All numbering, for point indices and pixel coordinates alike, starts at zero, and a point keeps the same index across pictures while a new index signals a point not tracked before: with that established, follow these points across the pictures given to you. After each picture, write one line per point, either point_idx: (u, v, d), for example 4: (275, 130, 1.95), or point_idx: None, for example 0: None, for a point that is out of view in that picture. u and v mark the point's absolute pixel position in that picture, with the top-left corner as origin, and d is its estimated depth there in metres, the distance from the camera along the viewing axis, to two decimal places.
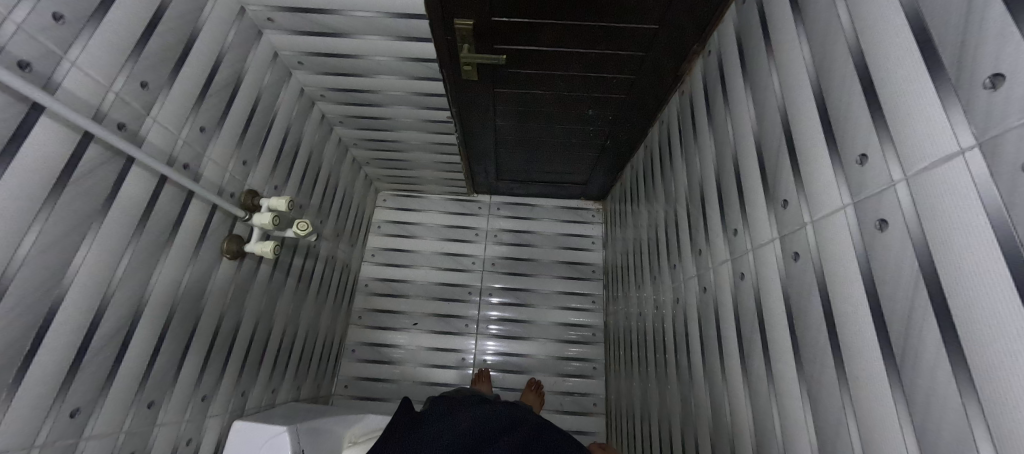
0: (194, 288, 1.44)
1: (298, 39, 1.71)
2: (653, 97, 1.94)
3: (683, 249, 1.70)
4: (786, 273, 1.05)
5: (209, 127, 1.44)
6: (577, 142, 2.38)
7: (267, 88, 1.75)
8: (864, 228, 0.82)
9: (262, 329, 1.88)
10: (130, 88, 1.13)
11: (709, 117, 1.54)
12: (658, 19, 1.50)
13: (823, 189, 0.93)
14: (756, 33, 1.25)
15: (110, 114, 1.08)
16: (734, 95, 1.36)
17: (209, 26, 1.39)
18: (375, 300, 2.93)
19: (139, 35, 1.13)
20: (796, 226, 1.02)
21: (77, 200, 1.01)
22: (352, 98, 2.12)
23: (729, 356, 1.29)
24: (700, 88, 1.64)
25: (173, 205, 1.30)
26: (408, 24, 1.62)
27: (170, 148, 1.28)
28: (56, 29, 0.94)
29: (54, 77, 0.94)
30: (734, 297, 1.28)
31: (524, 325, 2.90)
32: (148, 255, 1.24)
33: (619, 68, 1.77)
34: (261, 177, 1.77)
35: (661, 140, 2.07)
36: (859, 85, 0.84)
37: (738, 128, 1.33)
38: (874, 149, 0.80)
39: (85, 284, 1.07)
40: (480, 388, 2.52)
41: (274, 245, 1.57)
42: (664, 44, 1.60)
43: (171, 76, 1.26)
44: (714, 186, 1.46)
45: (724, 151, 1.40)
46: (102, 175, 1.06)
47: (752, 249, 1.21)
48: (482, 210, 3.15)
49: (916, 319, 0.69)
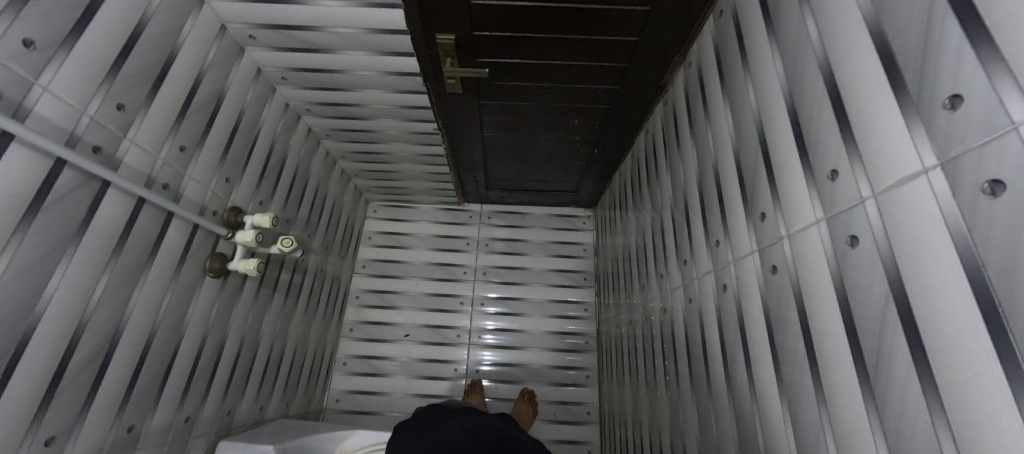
0: (175, 308, 1.42)
1: (281, 55, 1.71)
2: (638, 107, 1.95)
3: (669, 258, 1.70)
4: (765, 286, 1.05)
5: (190, 146, 1.43)
6: (565, 151, 2.39)
7: (250, 104, 1.74)
8: (837, 244, 0.82)
9: (248, 346, 1.86)
10: (105, 111, 1.12)
11: (691, 127, 1.55)
12: (637, 31, 1.51)
13: (798, 204, 0.94)
14: (733, 47, 1.26)
15: (84, 138, 1.07)
16: (714, 107, 1.38)
17: (188, 45, 1.38)
18: (366, 312, 2.91)
19: (115, 57, 1.13)
20: (774, 239, 1.02)
21: (50, 226, 1.00)
22: (338, 111, 2.12)
23: (714, 368, 1.28)
24: (682, 98, 1.65)
25: (152, 226, 1.28)
26: (390, 39, 1.63)
27: (149, 168, 1.27)
28: (28, 55, 0.93)
29: (25, 104, 0.93)
30: (717, 308, 1.28)
31: (517, 334, 2.89)
32: (127, 278, 1.23)
33: (602, 80, 1.78)
34: (246, 193, 1.76)
35: (647, 149, 2.08)
36: (829, 101, 0.85)
37: (718, 140, 1.34)
38: (844, 166, 0.80)
39: (60, 310, 1.05)
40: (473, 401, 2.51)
41: (258, 263, 1.56)
42: (646, 56, 1.62)
43: (149, 97, 1.26)
44: (697, 196, 1.47)
45: (706, 162, 1.41)
46: (77, 199, 1.05)
47: (733, 261, 1.21)
48: (473, 219, 3.15)
49: (888, 337, 0.69)
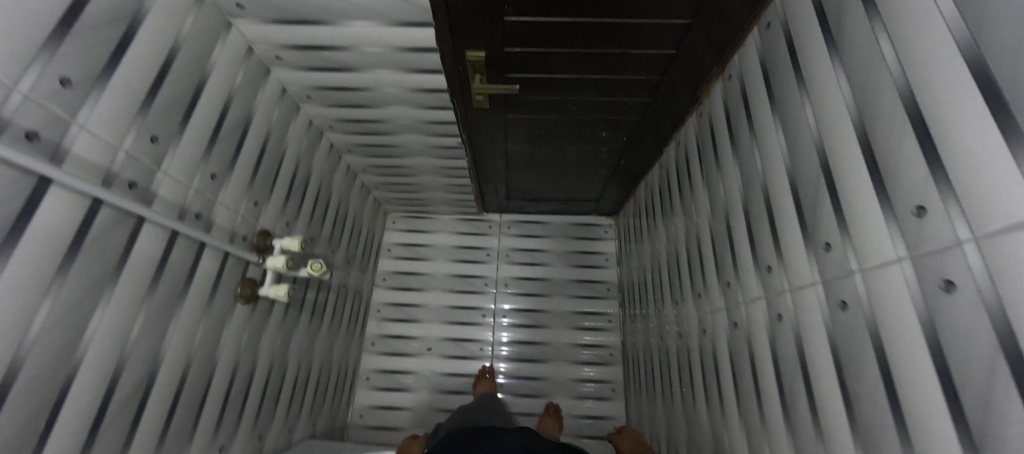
0: (208, 339, 1.39)
1: (306, 75, 1.66)
2: (669, 118, 1.89)
3: (709, 278, 1.64)
4: (832, 321, 0.99)
5: (220, 174, 1.40)
6: (591, 162, 2.34)
7: (275, 125, 1.70)
8: (926, 287, 0.76)
9: (277, 369, 1.83)
10: (139, 145, 1.10)
11: (733, 142, 1.49)
12: (675, 43, 1.46)
13: (872, 241, 0.88)
14: (782, 65, 1.21)
15: (120, 174, 1.05)
16: (761, 124, 1.31)
17: (216, 70, 1.36)
18: (388, 325, 2.87)
19: (148, 89, 1.11)
20: (841, 272, 0.96)
21: (88, 269, 0.98)
22: (361, 128, 2.07)
23: (767, 402, 1.22)
24: (720, 111, 1.59)
25: (186, 257, 1.26)
26: (419, 57, 1.57)
27: (182, 199, 1.24)
28: (65, 94, 0.91)
29: (63, 144, 0.91)
30: (770, 337, 1.22)
31: (540, 346, 2.85)
32: (162, 312, 1.20)
33: (634, 92, 1.73)
34: (274, 215, 1.72)
35: (678, 161, 2.02)
36: (912, 130, 0.79)
37: (767, 160, 1.27)
38: (933, 202, 0.74)
39: (99, 352, 1.03)
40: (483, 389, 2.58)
41: (289, 289, 1.55)
42: (682, 68, 1.56)
43: (180, 127, 1.23)
44: (742, 216, 1.41)
45: (753, 181, 1.35)
46: (112, 239, 1.02)
47: (789, 289, 1.15)
48: (493, 229, 3.11)
49: (997, 399, 0.62)
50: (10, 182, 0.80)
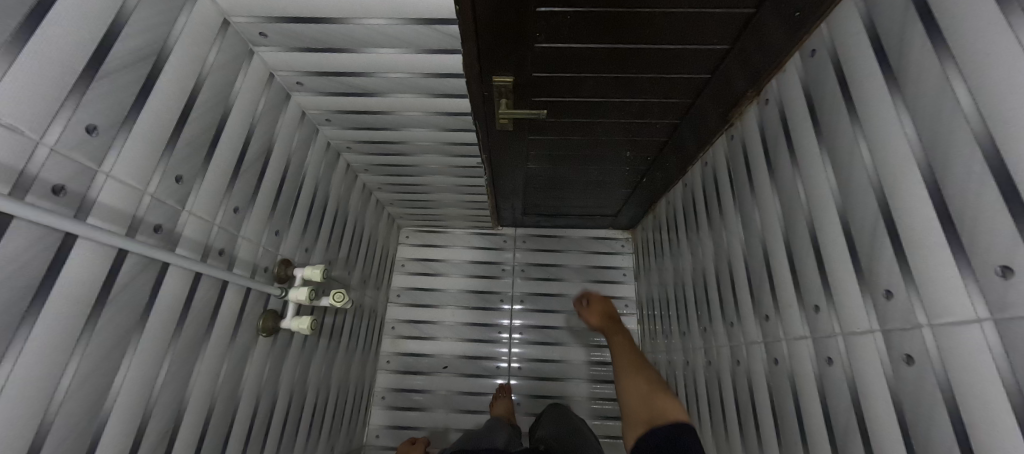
0: (232, 377, 1.35)
1: (326, 99, 1.62)
2: (697, 139, 1.84)
3: (744, 308, 1.59)
4: (895, 375, 0.94)
5: (243, 207, 1.36)
6: (612, 180, 2.29)
7: (295, 151, 1.66)
8: (1013, 354, 0.71)
9: (297, 398, 1.79)
10: (165, 186, 1.06)
11: (772, 171, 1.44)
12: (711, 68, 1.41)
13: (943, 295, 0.83)
14: (831, 96, 1.15)
15: (146, 219, 1.01)
16: (806, 156, 1.26)
17: (238, 101, 1.32)
18: (403, 343, 2.83)
19: (171, 128, 1.07)
20: (906, 324, 0.91)
21: (114, 320, 0.94)
22: (379, 149, 2.03)
23: (815, 448, 1.17)
24: (755, 136, 1.54)
25: (210, 296, 1.22)
26: (444, 83, 1.52)
27: (206, 237, 1.20)
28: (90, 142, 0.87)
29: (89, 194, 0.87)
30: (819, 381, 1.17)
31: (557, 364, 2.80)
32: (187, 355, 1.16)
33: (663, 114, 1.68)
34: (294, 242, 1.68)
35: (705, 182, 1.97)
36: (993, 184, 0.74)
37: (814, 194, 1.22)
38: (1022, 264, 0.69)
39: (125, 405, 0.99)
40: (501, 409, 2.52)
41: (312, 321, 1.51)
42: (715, 92, 1.51)
43: (204, 163, 1.19)
44: (783, 248, 1.36)
45: (797, 214, 1.30)
46: (138, 286, 0.98)
47: (841, 333, 1.10)
48: (508, 244, 3.06)
49: None
50: (37, 241, 0.76)
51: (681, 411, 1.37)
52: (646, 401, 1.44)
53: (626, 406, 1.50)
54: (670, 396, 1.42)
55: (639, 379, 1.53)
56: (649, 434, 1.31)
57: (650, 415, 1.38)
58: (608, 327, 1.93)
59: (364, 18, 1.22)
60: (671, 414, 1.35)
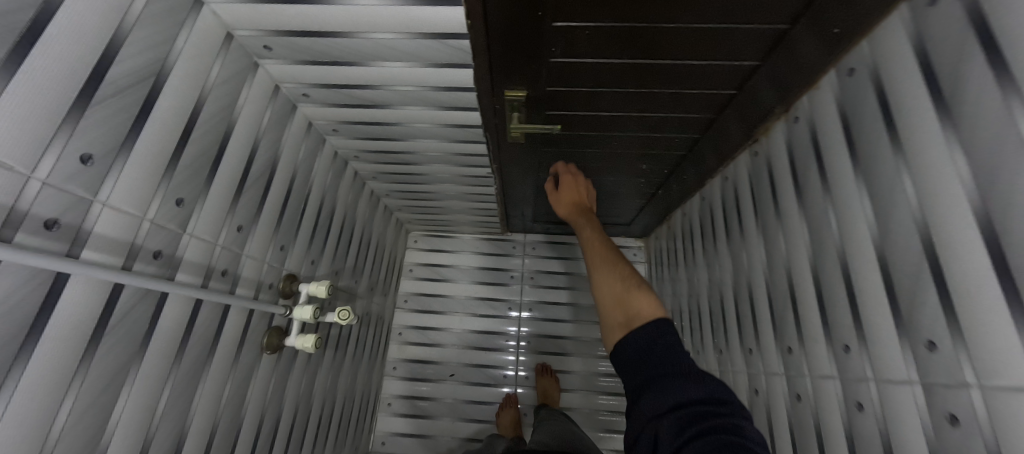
0: (235, 397, 1.32)
1: (333, 111, 1.58)
2: (718, 153, 1.76)
3: (765, 335, 1.52)
4: (936, 433, 0.87)
5: (247, 225, 1.33)
6: (627, 191, 2.22)
7: (302, 163, 1.63)
8: None
9: (302, 412, 1.78)
10: (165, 210, 1.02)
11: (801, 193, 1.35)
12: (738, 85, 1.32)
13: (997, 355, 0.75)
14: (871, 122, 1.07)
15: (145, 246, 0.97)
16: (841, 182, 1.18)
17: (242, 116, 1.27)
18: (409, 349, 2.82)
19: (172, 150, 1.03)
20: (952, 381, 0.84)
21: (112, 353, 0.91)
22: (387, 158, 1.98)
23: None
24: (783, 155, 1.45)
25: (214, 319, 1.19)
26: (454, 96, 1.46)
27: (208, 259, 1.17)
28: (85, 172, 0.83)
29: (85, 226, 0.84)
30: (847, 427, 1.10)
31: (565, 375, 2.75)
32: (189, 380, 1.13)
33: (684, 129, 1.59)
34: (299, 256, 1.65)
35: (726, 198, 1.89)
36: None
37: (849, 225, 1.14)
38: None
39: (124, 437, 0.96)
40: (506, 416, 2.54)
41: (317, 339, 1.48)
42: (740, 108, 1.43)
43: (206, 183, 1.15)
44: (811, 279, 1.28)
45: (829, 244, 1.22)
46: (137, 315, 0.95)
47: (873, 379, 1.03)
48: (518, 250, 3.01)
49: None
50: (29, 281, 0.72)
51: (656, 303, 1.17)
52: (624, 299, 1.20)
53: (602, 304, 1.27)
54: (646, 291, 1.19)
55: (613, 272, 1.29)
56: (627, 338, 1.13)
57: (626, 308, 1.18)
58: (573, 214, 1.65)
59: (372, 32, 1.17)
60: (647, 311, 1.15)
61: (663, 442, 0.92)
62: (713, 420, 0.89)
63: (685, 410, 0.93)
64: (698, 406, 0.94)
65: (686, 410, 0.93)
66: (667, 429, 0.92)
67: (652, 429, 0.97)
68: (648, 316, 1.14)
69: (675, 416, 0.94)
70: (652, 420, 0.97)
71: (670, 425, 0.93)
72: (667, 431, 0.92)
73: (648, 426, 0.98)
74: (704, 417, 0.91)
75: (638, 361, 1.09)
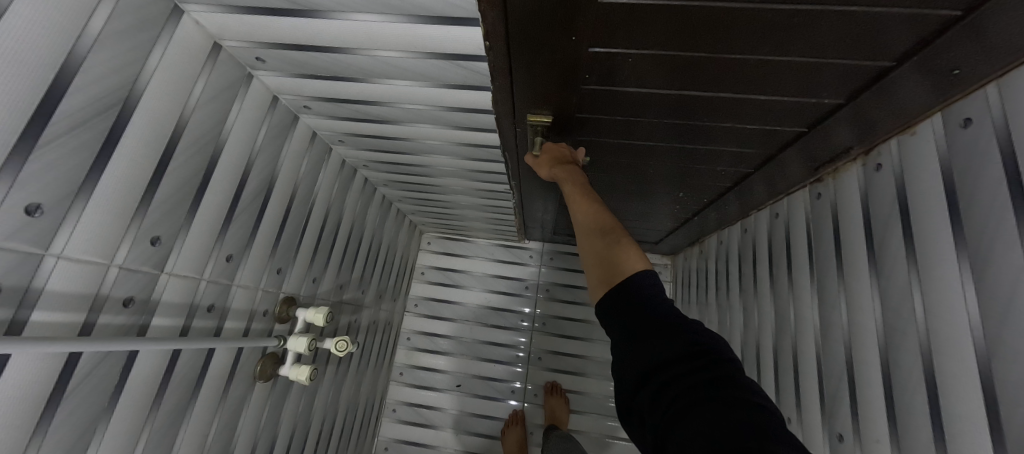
0: (223, 433, 1.25)
1: (338, 124, 1.44)
2: (769, 188, 1.53)
3: (812, 409, 1.35)
4: None
5: (238, 253, 1.24)
6: (658, 214, 2.01)
7: (304, 178, 1.51)
8: None
9: (300, 432, 1.72)
10: (137, 251, 0.92)
11: (873, 258, 1.15)
12: (808, 124, 1.09)
13: None
14: (989, 191, 0.84)
15: (114, 293, 0.88)
16: (930, 259, 0.97)
17: (234, 136, 1.15)
18: (417, 355, 2.75)
19: (146, 183, 0.91)
20: None
21: (74, 417, 0.80)
22: (398, 169, 1.85)
23: None
24: (854, 206, 1.23)
25: (196, 358, 1.09)
26: (469, 117, 1.29)
27: (191, 296, 1.08)
28: (31, 227, 0.71)
29: (34, 284, 0.73)
30: None
31: (577, 396, 2.63)
32: (168, 426, 1.05)
33: (733, 163, 1.38)
34: (298, 277, 1.57)
35: (773, 235, 1.67)
36: None
37: (933, 315, 0.95)
38: None
39: None
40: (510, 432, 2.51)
41: (312, 370, 1.38)
42: (806, 147, 1.20)
43: (188, 216, 1.05)
44: (877, 364, 1.10)
45: (906, 330, 1.02)
46: (105, 372, 0.85)
47: None
48: (534, 260, 2.86)
49: None
50: None
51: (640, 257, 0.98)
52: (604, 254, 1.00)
53: (583, 261, 1.08)
54: (629, 242, 1.00)
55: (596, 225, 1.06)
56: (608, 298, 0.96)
57: (605, 264, 0.99)
58: (556, 174, 1.21)
59: (376, 49, 1.00)
60: (630, 264, 0.96)
61: (645, 414, 0.82)
62: (689, 381, 0.76)
63: (659, 379, 0.80)
64: (672, 366, 0.80)
65: (660, 376, 0.81)
66: (646, 402, 0.81)
67: (633, 399, 0.86)
68: (631, 270, 0.96)
69: (649, 385, 0.82)
70: (631, 388, 0.86)
71: (646, 394, 0.81)
72: (647, 405, 0.81)
73: (628, 396, 0.87)
74: (680, 378, 0.78)
75: (619, 316, 0.92)
